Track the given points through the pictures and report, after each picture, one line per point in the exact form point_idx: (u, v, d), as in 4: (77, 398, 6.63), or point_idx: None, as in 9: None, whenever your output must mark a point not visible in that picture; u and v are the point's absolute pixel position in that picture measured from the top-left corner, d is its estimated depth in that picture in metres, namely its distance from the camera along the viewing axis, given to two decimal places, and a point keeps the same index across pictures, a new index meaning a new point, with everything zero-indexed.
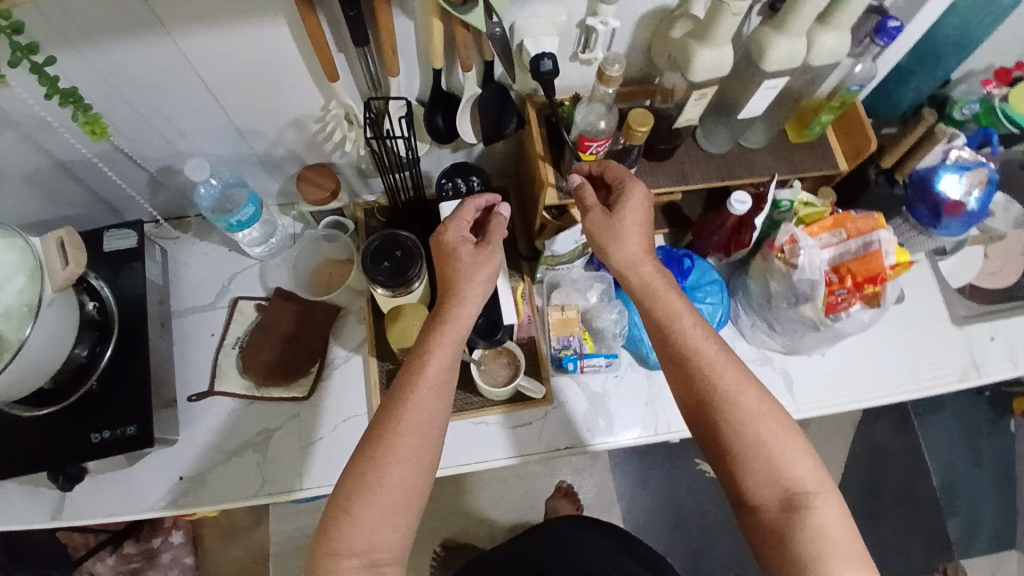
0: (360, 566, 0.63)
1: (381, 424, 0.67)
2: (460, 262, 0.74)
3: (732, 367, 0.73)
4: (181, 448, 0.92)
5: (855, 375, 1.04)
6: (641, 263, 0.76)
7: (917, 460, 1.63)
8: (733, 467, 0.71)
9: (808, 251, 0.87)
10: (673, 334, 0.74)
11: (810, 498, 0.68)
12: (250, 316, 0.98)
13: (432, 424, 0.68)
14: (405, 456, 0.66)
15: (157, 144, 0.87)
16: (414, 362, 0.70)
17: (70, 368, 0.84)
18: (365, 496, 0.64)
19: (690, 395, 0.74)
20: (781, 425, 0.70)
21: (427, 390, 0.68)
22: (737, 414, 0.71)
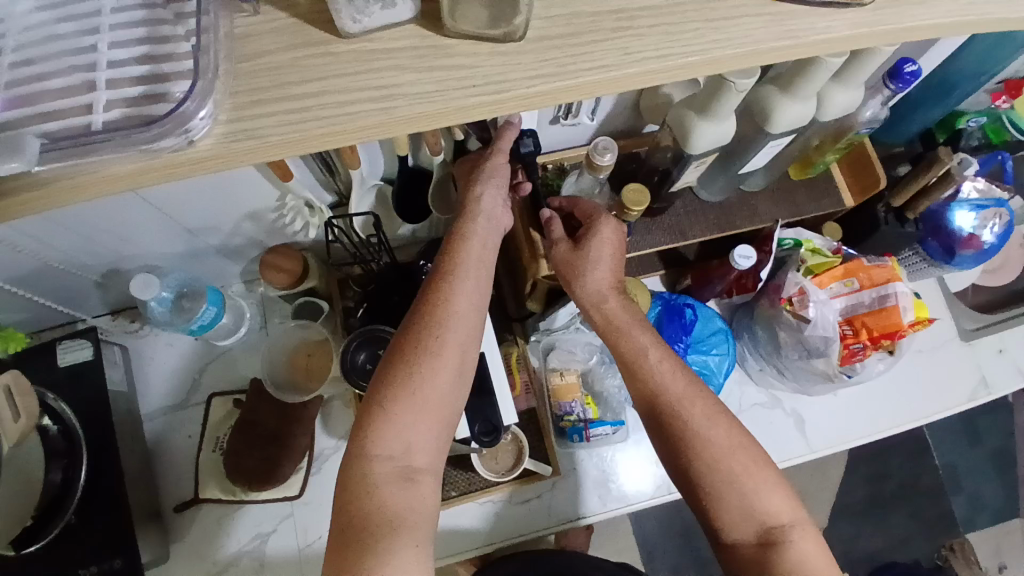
0: (393, 474, 0.57)
1: (416, 315, 0.60)
2: (478, 169, 0.66)
3: (702, 398, 0.66)
4: (174, 563, 0.87)
5: (870, 408, 0.99)
6: (605, 300, 0.69)
7: (919, 443, 1.64)
8: (706, 506, 0.65)
9: (819, 305, 0.82)
10: (639, 369, 0.67)
11: (787, 532, 0.62)
12: (227, 412, 0.91)
13: (470, 317, 0.61)
14: (440, 345, 0.59)
15: (97, 252, 0.77)
16: (448, 248, 0.63)
17: (46, 502, 0.77)
18: (399, 390, 0.57)
19: (657, 430, 0.67)
20: (754, 459, 0.64)
21: (463, 279, 0.61)
22: (707, 447, 0.64)
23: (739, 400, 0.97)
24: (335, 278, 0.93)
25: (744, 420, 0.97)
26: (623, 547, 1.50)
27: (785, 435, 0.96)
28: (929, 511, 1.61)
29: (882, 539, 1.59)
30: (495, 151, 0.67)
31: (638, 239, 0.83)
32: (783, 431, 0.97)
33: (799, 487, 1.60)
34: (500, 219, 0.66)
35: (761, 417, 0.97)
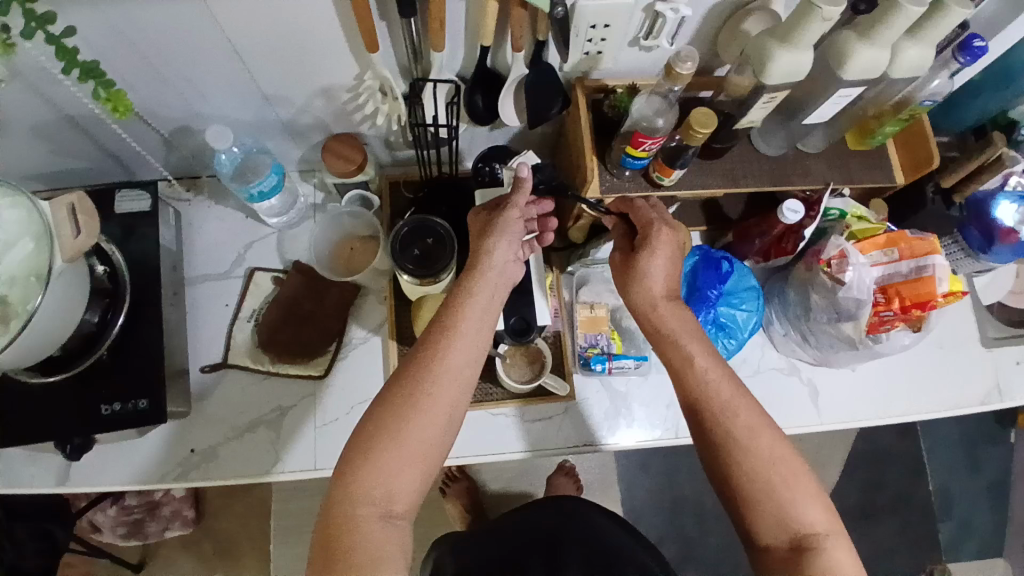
0: (375, 516, 0.61)
1: (411, 371, 0.65)
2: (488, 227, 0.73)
3: (747, 408, 0.67)
4: (192, 421, 0.90)
5: (882, 391, 1.00)
6: (657, 305, 0.74)
7: (917, 464, 1.65)
8: (744, 511, 0.66)
9: (857, 269, 0.83)
10: (687, 380, 0.70)
11: (821, 539, 0.63)
12: (266, 289, 0.94)
13: (462, 375, 0.66)
14: (431, 401, 0.64)
15: (174, 104, 0.80)
16: (445, 313, 0.69)
17: (81, 337, 0.80)
18: (386, 442, 0.62)
19: (701, 438, 0.69)
20: (794, 469, 0.65)
21: (461, 339, 0.67)
22: (750, 454, 0.65)
23: (759, 361, 0.98)
24: (388, 179, 0.96)
25: (760, 381, 0.98)
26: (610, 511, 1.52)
27: (797, 402, 0.98)
28: (916, 531, 1.62)
29: (865, 549, 1.60)
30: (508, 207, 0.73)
31: (694, 177, 0.84)
32: (797, 399, 0.98)
33: None
34: (506, 275, 0.72)
35: (777, 381, 0.98)
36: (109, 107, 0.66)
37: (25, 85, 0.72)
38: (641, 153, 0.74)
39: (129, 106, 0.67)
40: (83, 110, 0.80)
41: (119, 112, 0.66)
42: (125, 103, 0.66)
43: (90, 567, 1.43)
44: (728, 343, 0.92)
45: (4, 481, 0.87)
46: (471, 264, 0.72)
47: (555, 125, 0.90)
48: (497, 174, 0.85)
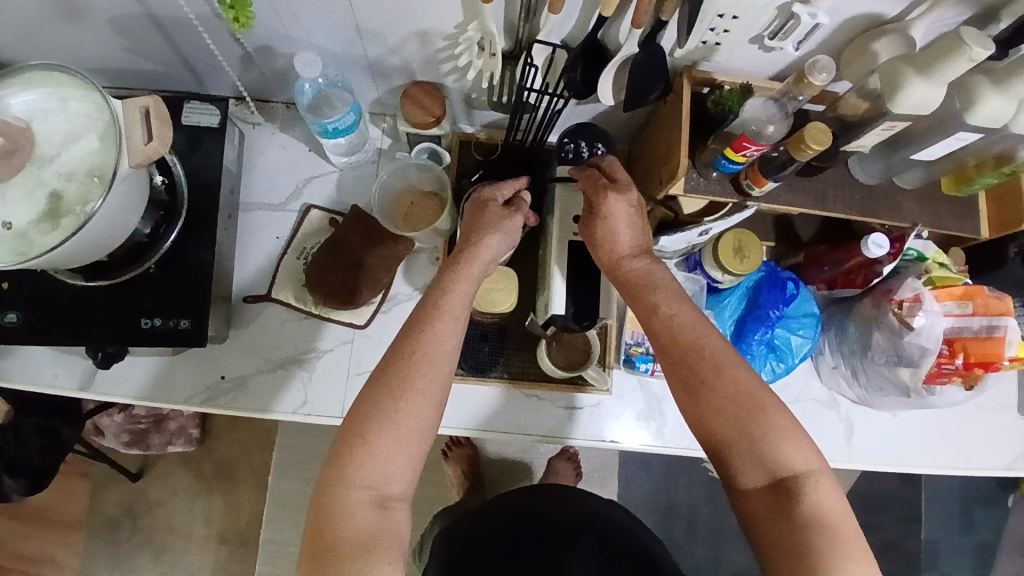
0: (370, 501, 0.61)
1: (397, 351, 0.64)
2: (484, 214, 0.73)
3: (715, 344, 0.64)
4: (227, 347, 0.88)
5: (918, 441, 0.96)
6: (630, 257, 0.69)
7: (913, 511, 1.65)
8: (722, 456, 0.64)
9: (929, 316, 0.83)
10: (655, 322, 0.66)
11: (800, 481, 0.60)
12: (319, 228, 0.91)
13: (448, 358, 0.65)
14: (424, 386, 0.63)
15: (265, 22, 0.76)
16: (430, 299, 0.67)
17: (129, 247, 0.78)
18: (382, 427, 0.62)
19: (673, 384, 0.66)
20: (766, 406, 0.61)
21: (448, 322, 0.66)
22: (719, 393, 0.62)
23: (800, 390, 0.95)
24: (460, 137, 0.93)
25: (798, 410, 0.95)
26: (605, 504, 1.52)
27: (829, 438, 0.94)
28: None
29: None
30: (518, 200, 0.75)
31: (783, 193, 0.80)
32: (830, 434, 0.94)
33: None
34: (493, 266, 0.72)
35: (813, 412, 0.95)
36: (231, 15, 0.66)
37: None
38: (740, 157, 0.71)
39: (250, 17, 0.66)
40: (170, 11, 0.76)
41: (238, 24, 0.66)
42: (247, 14, 0.66)
43: (87, 468, 1.44)
44: (777, 365, 0.90)
45: (26, 376, 0.86)
46: (461, 250, 0.70)
47: (645, 111, 0.86)
48: (581, 153, 0.79)
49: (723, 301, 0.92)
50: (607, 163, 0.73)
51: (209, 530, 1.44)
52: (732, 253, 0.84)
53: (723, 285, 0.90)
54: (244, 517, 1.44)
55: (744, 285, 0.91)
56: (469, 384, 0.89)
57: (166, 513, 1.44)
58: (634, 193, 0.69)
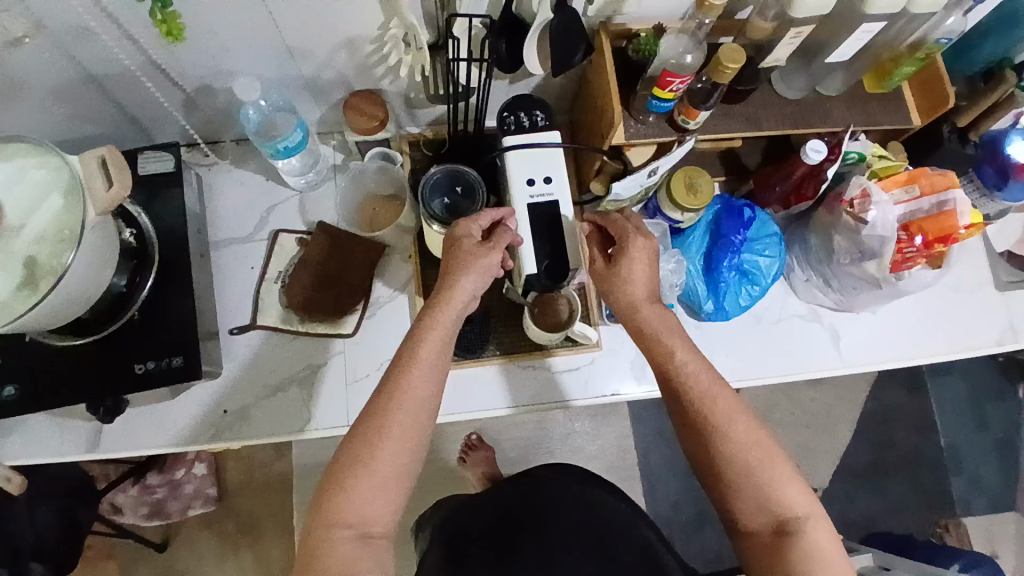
0: (351, 537, 0.62)
1: (377, 400, 0.67)
2: (460, 249, 0.72)
3: (723, 395, 0.70)
4: (223, 381, 0.90)
5: (902, 334, 0.99)
6: (638, 308, 0.76)
7: (927, 421, 1.67)
8: (724, 494, 0.69)
9: (880, 206, 0.86)
10: (666, 372, 0.73)
11: (799, 522, 0.65)
12: (291, 250, 0.94)
13: (427, 404, 0.67)
14: (399, 432, 0.65)
15: (201, 61, 0.80)
16: (408, 347, 0.69)
17: (108, 300, 0.79)
18: (358, 473, 0.63)
19: (684, 427, 0.72)
20: (769, 456, 0.68)
21: (419, 370, 0.67)
22: (725, 439, 0.68)
23: (780, 310, 0.98)
24: (408, 138, 0.94)
25: (783, 328, 0.98)
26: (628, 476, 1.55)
27: (819, 347, 0.98)
28: (927, 488, 1.65)
29: (878, 506, 1.63)
30: (500, 231, 0.74)
31: (718, 121, 0.84)
32: (818, 344, 0.98)
33: (801, 445, 1.64)
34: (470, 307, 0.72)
35: (798, 327, 0.98)
36: (164, 31, 0.64)
37: (51, 40, 0.71)
38: (669, 93, 0.75)
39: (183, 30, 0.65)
40: (109, 69, 0.79)
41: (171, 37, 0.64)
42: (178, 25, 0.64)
43: (110, 549, 1.43)
44: (752, 288, 0.93)
45: (34, 451, 0.86)
46: (437, 291, 0.71)
47: (575, 75, 0.91)
48: (522, 124, 0.82)
49: (688, 240, 0.95)
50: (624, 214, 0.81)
51: None
52: (683, 188, 0.88)
53: (685, 225, 0.94)
54: (277, 565, 1.43)
55: (704, 221, 0.95)
56: (465, 368, 0.91)
57: None
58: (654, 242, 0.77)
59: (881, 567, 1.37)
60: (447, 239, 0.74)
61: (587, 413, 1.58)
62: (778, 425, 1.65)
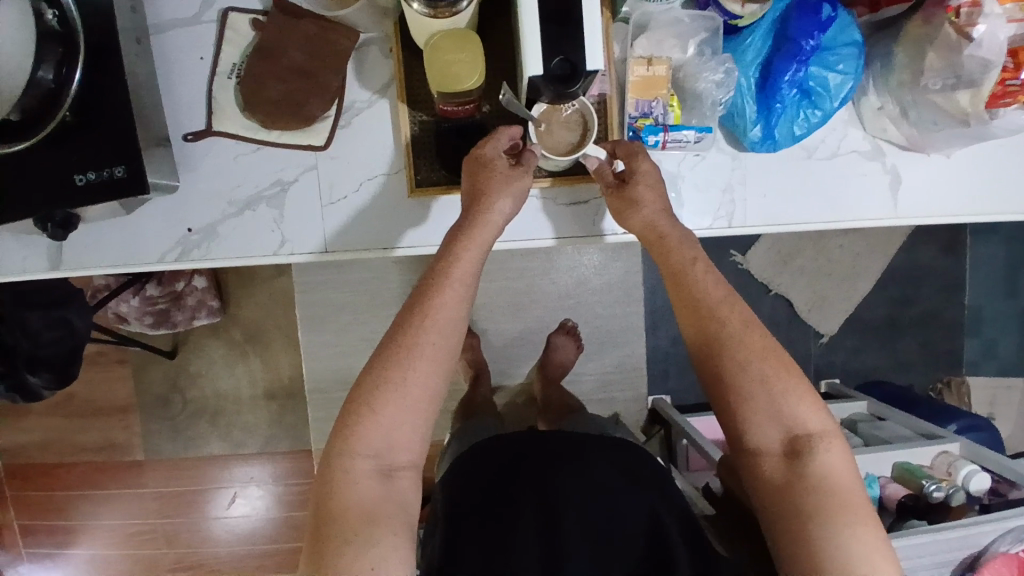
0: (373, 470, 0.62)
1: (407, 316, 0.64)
2: (485, 166, 0.70)
3: (741, 308, 0.67)
4: (184, 196, 0.79)
5: (978, 183, 0.83)
6: (662, 219, 0.72)
7: (958, 278, 1.58)
8: (735, 412, 0.64)
9: (990, 22, 0.67)
10: (688, 279, 0.69)
11: (814, 440, 0.62)
12: (245, 36, 0.77)
13: (455, 327, 0.65)
14: (430, 353, 0.63)
15: None
16: (433, 270, 0.66)
17: (36, 95, 0.66)
18: (388, 394, 0.62)
19: (696, 339, 0.68)
20: (786, 366, 0.64)
21: (453, 289, 0.65)
22: (740, 350, 0.65)
23: (838, 143, 0.81)
24: None
25: (838, 166, 0.82)
26: (633, 312, 1.55)
27: (872, 192, 0.83)
28: (940, 346, 1.60)
29: (884, 359, 1.60)
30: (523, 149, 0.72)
31: None
32: (874, 188, 0.83)
33: (818, 294, 1.56)
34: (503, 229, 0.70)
35: (855, 167, 0.82)
36: None
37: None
38: None
39: None
40: None
41: None
42: None
43: (123, 355, 1.47)
44: (812, 114, 0.75)
45: None
46: (470, 215, 0.68)
47: None
48: None
49: (744, 43, 0.76)
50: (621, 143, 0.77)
51: (256, 391, 1.49)
52: None
53: (742, 23, 0.74)
54: (285, 373, 1.48)
55: (768, 20, 0.75)
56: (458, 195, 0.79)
57: (210, 383, 1.49)
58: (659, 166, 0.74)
59: (875, 417, 1.37)
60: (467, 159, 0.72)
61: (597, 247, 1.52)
62: (798, 273, 1.55)
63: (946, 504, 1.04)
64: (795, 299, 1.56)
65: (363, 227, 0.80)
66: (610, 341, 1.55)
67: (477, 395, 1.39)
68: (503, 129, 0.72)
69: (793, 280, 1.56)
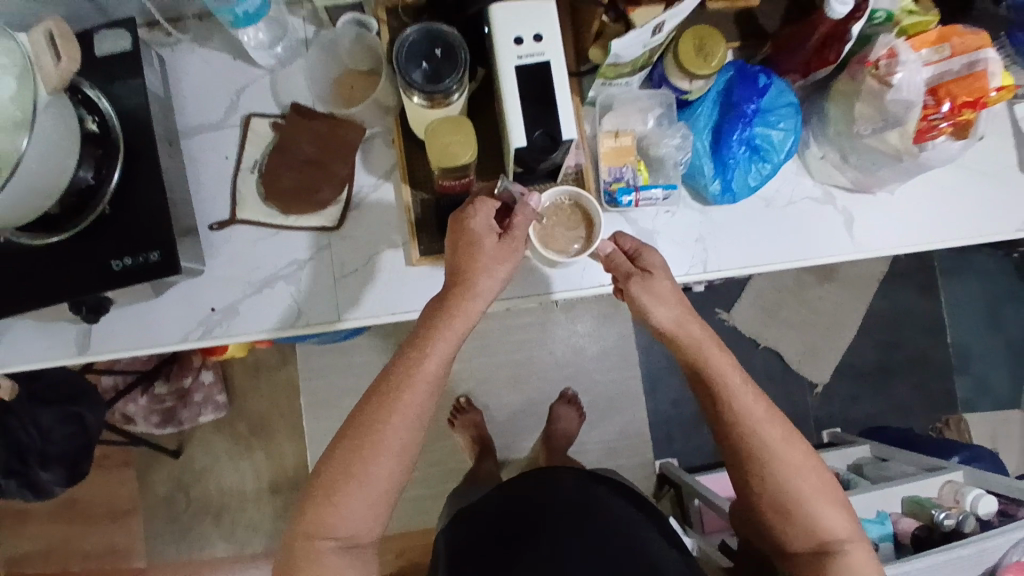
0: (337, 547, 0.67)
1: (368, 406, 0.68)
2: (471, 235, 0.72)
3: (782, 427, 0.71)
4: (207, 279, 0.86)
5: (924, 214, 0.93)
6: (687, 320, 0.75)
7: (938, 319, 1.65)
8: (774, 523, 0.71)
9: (907, 69, 0.78)
10: (729, 404, 0.71)
11: (842, 545, 0.69)
12: (265, 136, 0.88)
13: (419, 418, 0.68)
14: (393, 448, 0.67)
15: None
16: (398, 362, 0.70)
17: (74, 194, 0.73)
18: (348, 486, 0.66)
19: (735, 457, 0.72)
20: (824, 483, 0.70)
21: (420, 383, 0.69)
22: (782, 472, 0.69)
23: (792, 192, 0.92)
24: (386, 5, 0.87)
25: (795, 212, 0.92)
26: (629, 376, 1.60)
27: (829, 233, 0.92)
28: (934, 387, 1.64)
29: (880, 404, 1.64)
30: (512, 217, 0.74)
31: None
32: (830, 228, 0.92)
33: (806, 345, 1.63)
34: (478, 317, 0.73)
35: (811, 211, 0.92)
36: None
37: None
38: None
39: None
40: None
41: None
42: None
43: (128, 456, 1.47)
44: (763, 166, 0.87)
45: (25, 355, 0.85)
46: (453, 299, 0.72)
47: None
48: None
49: (696, 112, 0.89)
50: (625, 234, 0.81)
51: (261, 485, 1.47)
52: (690, 55, 0.79)
53: (692, 96, 0.87)
54: (290, 464, 1.47)
55: (714, 92, 0.89)
56: None
57: (214, 480, 1.47)
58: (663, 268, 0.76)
59: (880, 459, 1.38)
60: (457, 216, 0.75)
61: (590, 314, 1.59)
62: (784, 325, 1.63)
63: (961, 532, 1.04)
64: (785, 351, 1.62)
65: (372, 296, 0.88)
66: (611, 407, 1.58)
67: (484, 469, 1.39)
68: (490, 198, 0.74)
69: (779, 333, 1.63)
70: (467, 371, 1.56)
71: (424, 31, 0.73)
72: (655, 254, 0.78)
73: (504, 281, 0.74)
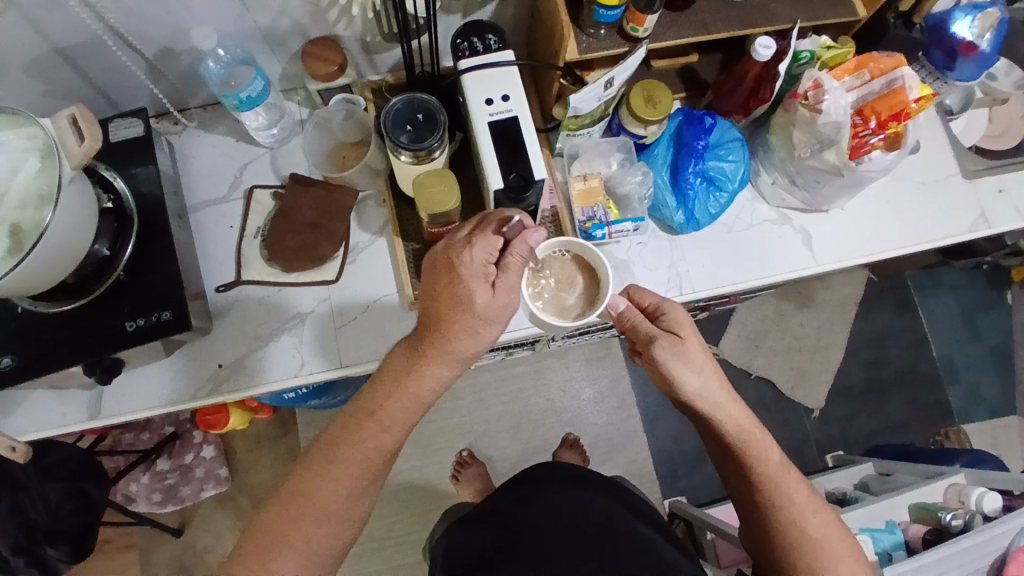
0: None
1: (310, 468, 0.68)
2: (457, 274, 0.67)
3: (819, 512, 0.72)
4: (215, 337, 0.92)
5: (876, 227, 1.02)
6: (726, 405, 0.72)
7: (920, 334, 1.71)
8: None
9: (833, 94, 0.89)
10: (774, 491, 0.72)
11: None
12: (267, 205, 0.96)
13: (360, 478, 0.68)
14: (329, 509, 0.67)
15: (157, 21, 0.81)
16: (345, 425, 0.70)
17: (92, 264, 0.79)
18: (281, 550, 0.65)
19: (768, 536, 0.72)
20: (856, 563, 0.71)
21: (367, 442, 0.69)
22: (819, 553, 0.70)
23: (750, 217, 1.01)
24: (371, 86, 0.98)
25: (756, 234, 1.00)
26: (627, 416, 1.61)
27: (790, 250, 1.00)
28: (927, 400, 1.67)
29: (877, 422, 1.66)
30: (508, 255, 0.68)
31: (664, 30, 0.86)
32: (790, 245, 1.00)
33: (796, 370, 1.67)
34: (440, 376, 0.70)
35: (770, 231, 1.00)
36: None
37: (17, 14, 0.73)
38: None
39: None
40: (73, 40, 0.81)
41: None
42: None
43: (129, 539, 1.45)
44: (720, 194, 0.95)
45: (37, 423, 0.88)
46: (422, 355, 0.69)
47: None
48: (476, 48, 0.84)
49: (653, 154, 0.99)
50: (636, 287, 0.79)
51: None
52: (641, 101, 0.89)
53: (648, 141, 0.97)
54: None
55: (667, 135, 0.98)
56: None
57: (217, 558, 1.44)
58: (687, 328, 0.73)
59: (884, 475, 1.39)
60: (447, 248, 0.69)
61: (582, 358, 1.64)
62: (771, 353, 1.67)
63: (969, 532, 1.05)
64: (776, 379, 1.66)
65: (369, 342, 0.93)
66: (612, 448, 1.59)
67: None
68: (485, 236, 0.68)
69: (768, 361, 1.67)
70: (467, 424, 1.58)
71: (410, 100, 0.83)
72: (677, 311, 0.75)
73: (495, 328, 0.69)
